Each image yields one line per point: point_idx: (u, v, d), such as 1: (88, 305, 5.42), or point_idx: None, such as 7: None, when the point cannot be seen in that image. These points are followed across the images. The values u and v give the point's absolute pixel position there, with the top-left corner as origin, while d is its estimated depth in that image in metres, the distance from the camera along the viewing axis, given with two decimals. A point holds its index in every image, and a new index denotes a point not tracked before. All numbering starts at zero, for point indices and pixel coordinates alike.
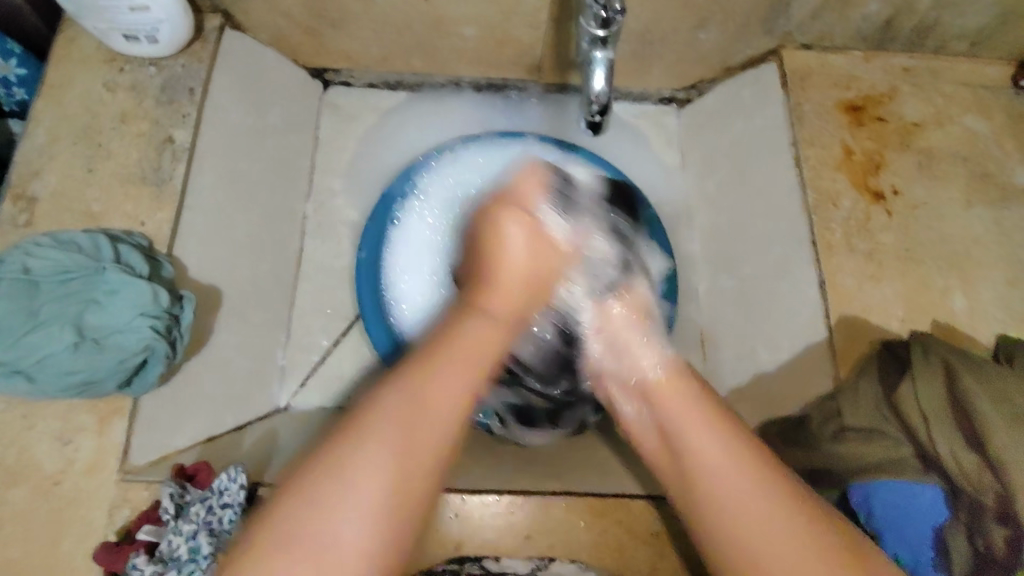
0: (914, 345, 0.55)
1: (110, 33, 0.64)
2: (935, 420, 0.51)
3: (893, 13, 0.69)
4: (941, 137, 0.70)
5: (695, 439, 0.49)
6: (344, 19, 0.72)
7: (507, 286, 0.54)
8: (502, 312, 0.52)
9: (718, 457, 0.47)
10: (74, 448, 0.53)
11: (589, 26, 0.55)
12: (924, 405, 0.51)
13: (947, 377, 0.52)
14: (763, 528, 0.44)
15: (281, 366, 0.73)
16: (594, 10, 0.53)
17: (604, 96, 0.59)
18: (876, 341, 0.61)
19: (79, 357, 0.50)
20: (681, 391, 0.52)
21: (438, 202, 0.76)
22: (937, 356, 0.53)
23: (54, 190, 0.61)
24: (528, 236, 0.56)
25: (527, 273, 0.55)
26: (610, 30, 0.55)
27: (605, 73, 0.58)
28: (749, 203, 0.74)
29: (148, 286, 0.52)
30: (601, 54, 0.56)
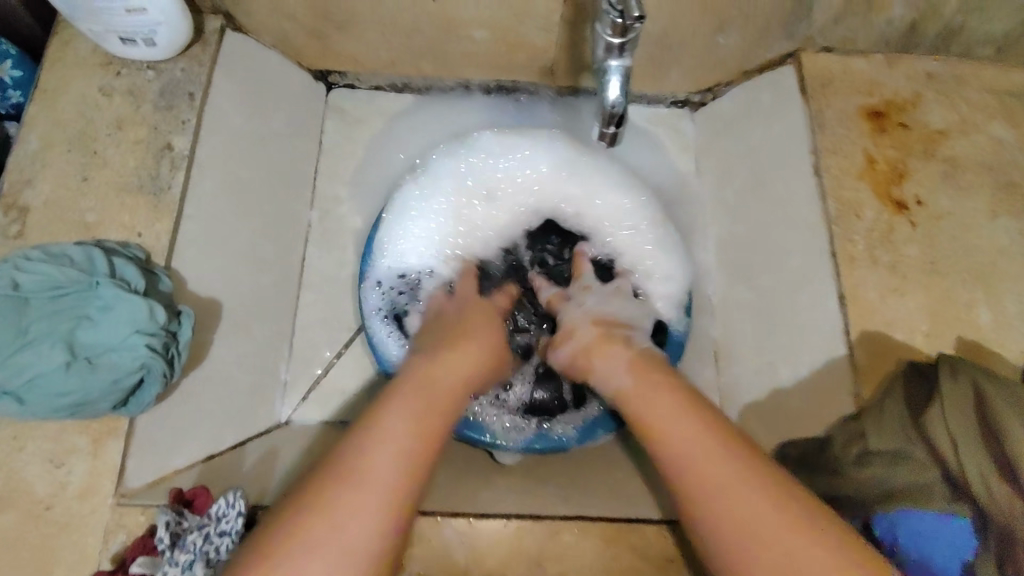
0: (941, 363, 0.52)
1: (106, 35, 0.61)
2: (963, 441, 0.49)
3: (918, 17, 0.67)
4: (966, 145, 0.68)
5: (655, 418, 0.51)
6: (350, 22, 0.69)
7: (471, 351, 0.61)
8: (465, 371, 0.59)
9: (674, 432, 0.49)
10: (66, 471, 0.51)
11: (605, 33, 0.52)
12: (952, 427, 0.49)
13: (977, 399, 0.50)
14: (716, 484, 0.45)
15: (283, 382, 0.70)
16: (610, 16, 0.50)
17: (620, 106, 0.56)
18: (901, 360, 0.59)
19: (71, 378, 0.47)
20: (633, 393, 0.55)
21: (452, 189, 0.75)
22: (965, 377, 0.51)
23: (48, 199, 0.59)
24: (479, 310, 0.67)
25: (485, 345, 0.62)
26: (627, 37, 0.52)
27: (621, 82, 0.55)
28: (766, 213, 0.71)
29: (144, 302, 0.50)
30: (617, 63, 0.54)
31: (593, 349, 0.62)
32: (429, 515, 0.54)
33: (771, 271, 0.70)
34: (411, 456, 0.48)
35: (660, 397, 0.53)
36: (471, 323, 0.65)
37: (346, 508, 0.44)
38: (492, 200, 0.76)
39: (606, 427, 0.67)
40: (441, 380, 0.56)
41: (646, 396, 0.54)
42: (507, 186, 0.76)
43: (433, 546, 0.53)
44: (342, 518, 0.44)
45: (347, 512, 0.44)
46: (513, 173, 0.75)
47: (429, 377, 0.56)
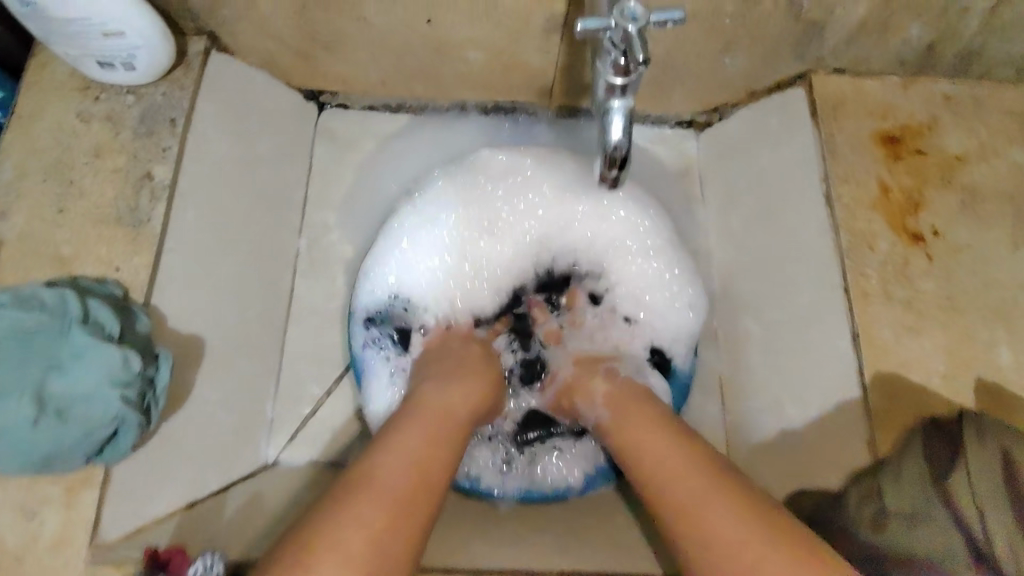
0: (967, 424, 0.50)
1: (83, 59, 0.58)
2: (989, 507, 0.46)
3: (936, 38, 0.63)
4: (986, 173, 0.65)
5: (644, 446, 0.55)
6: (340, 43, 0.67)
7: (482, 380, 0.62)
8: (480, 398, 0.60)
9: (662, 454, 0.53)
10: (38, 522, 0.48)
11: (606, 72, 0.48)
12: (977, 491, 0.47)
13: (1007, 467, 0.47)
14: (696, 511, 0.47)
15: (269, 420, 0.67)
16: (611, 56, 0.47)
17: (623, 147, 0.52)
18: (922, 418, 0.55)
19: (40, 433, 0.45)
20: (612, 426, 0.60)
21: (455, 216, 0.72)
22: (994, 442, 0.48)
23: (22, 231, 0.56)
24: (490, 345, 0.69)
25: (486, 368, 0.65)
26: (629, 78, 0.48)
27: (624, 121, 0.51)
28: (774, 243, 0.68)
29: (118, 352, 0.47)
30: (620, 102, 0.50)
31: (575, 386, 0.67)
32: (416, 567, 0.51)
33: (779, 305, 0.67)
34: (423, 460, 0.50)
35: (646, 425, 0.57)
36: (471, 348, 0.67)
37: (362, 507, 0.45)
38: (495, 228, 0.73)
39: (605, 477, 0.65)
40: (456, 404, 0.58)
41: (629, 417, 0.59)
42: (512, 216, 0.72)
43: None
44: (357, 515, 0.44)
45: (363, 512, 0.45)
46: (515, 198, 0.72)
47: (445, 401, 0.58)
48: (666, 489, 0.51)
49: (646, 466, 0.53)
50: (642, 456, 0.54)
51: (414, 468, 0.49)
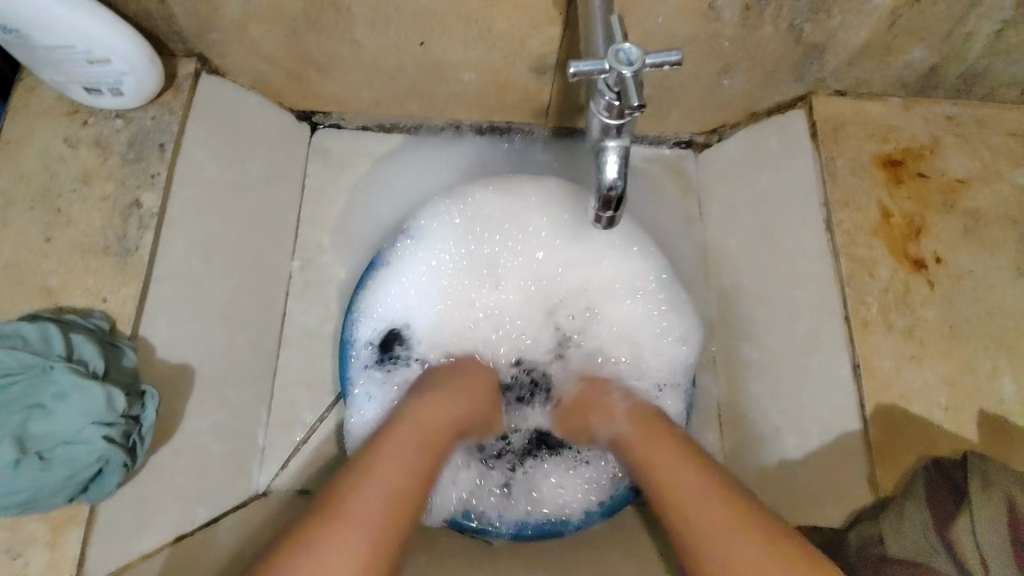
0: (973, 468, 0.48)
1: (70, 85, 0.57)
2: (996, 562, 0.44)
3: (939, 60, 0.62)
4: (989, 196, 0.64)
5: (660, 471, 0.53)
6: (332, 63, 0.66)
7: (461, 397, 0.60)
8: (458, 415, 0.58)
9: (680, 480, 0.51)
10: (23, 563, 0.47)
11: (599, 112, 0.48)
12: (983, 542, 0.45)
13: (1012, 517, 0.45)
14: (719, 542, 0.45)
15: (261, 447, 0.66)
16: (606, 98, 0.46)
17: (619, 184, 0.49)
18: (925, 457, 0.54)
19: (21, 476, 0.44)
20: (637, 442, 0.57)
21: (450, 243, 0.70)
22: (999, 489, 0.46)
23: (7, 261, 0.55)
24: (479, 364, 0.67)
25: (479, 388, 0.62)
26: (623, 120, 0.47)
27: (619, 162, 0.49)
28: (773, 267, 0.67)
29: (102, 391, 0.46)
30: (615, 144, 0.48)
31: (586, 402, 0.65)
32: None
33: (778, 330, 0.66)
34: (398, 488, 0.48)
35: (660, 443, 0.55)
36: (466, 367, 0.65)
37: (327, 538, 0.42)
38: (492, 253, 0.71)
39: (600, 513, 0.64)
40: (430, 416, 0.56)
41: (643, 440, 0.57)
42: (511, 259, 0.71)
43: None
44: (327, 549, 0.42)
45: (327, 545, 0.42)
46: (512, 227, 0.71)
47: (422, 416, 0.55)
48: (687, 518, 0.48)
49: (666, 489, 0.51)
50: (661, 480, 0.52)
51: (390, 500, 0.47)
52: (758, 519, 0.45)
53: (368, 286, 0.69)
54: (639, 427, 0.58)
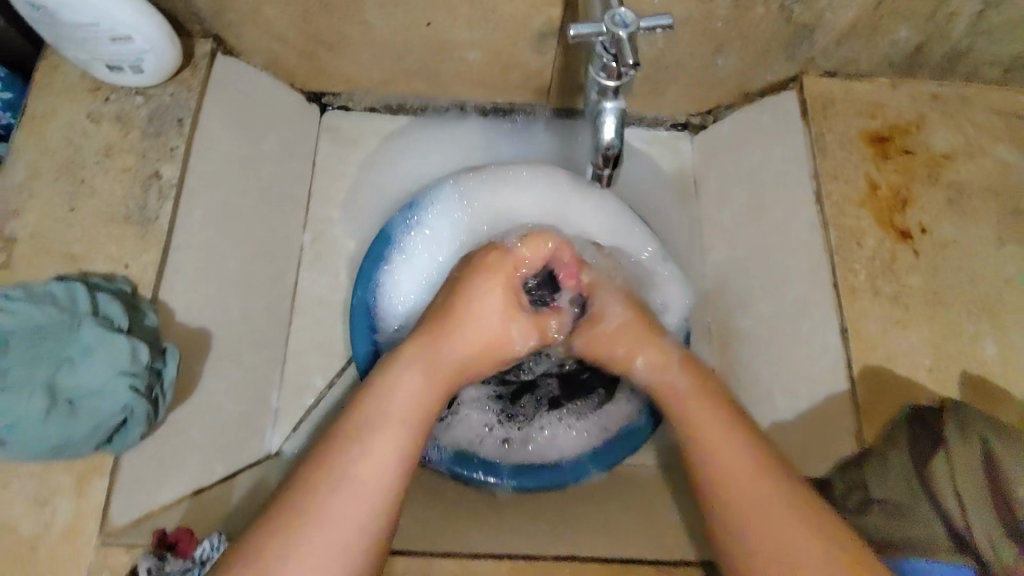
0: (948, 415, 0.51)
1: (93, 63, 0.60)
2: (971, 502, 0.47)
3: (923, 40, 0.65)
4: (972, 170, 0.66)
5: (706, 438, 0.52)
6: (342, 44, 0.68)
7: (445, 346, 0.56)
8: (440, 365, 0.54)
9: (728, 450, 0.51)
10: (51, 510, 0.50)
11: (597, 75, 0.50)
12: (959, 485, 0.48)
13: (985, 458, 0.48)
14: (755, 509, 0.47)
15: (274, 410, 0.69)
16: (603, 60, 0.49)
17: (616, 146, 0.53)
18: (906, 404, 0.57)
19: (51, 423, 0.46)
20: (693, 404, 0.55)
21: (453, 216, 0.73)
22: (975, 435, 0.49)
23: (34, 230, 0.58)
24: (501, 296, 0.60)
25: (472, 319, 0.58)
26: (621, 81, 0.50)
27: (616, 123, 0.52)
28: (764, 238, 0.70)
29: (127, 344, 0.48)
30: (611, 104, 0.51)
31: (615, 333, 0.63)
32: (428, 558, 0.52)
33: (770, 298, 0.68)
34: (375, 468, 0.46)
35: (701, 407, 0.54)
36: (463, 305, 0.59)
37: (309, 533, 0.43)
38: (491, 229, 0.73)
39: (600, 464, 0.66)
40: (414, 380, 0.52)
41: (691, 406, 0.55)
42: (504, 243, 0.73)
43: None
44: (311, 545, 0.42)
45: (316, 541, 0.42)
46: (512, 202, 0.73)
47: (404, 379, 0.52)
48: (728, 485, 0.49)
49: (718, 459, 0.50)
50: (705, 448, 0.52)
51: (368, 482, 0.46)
52: (817, 516, 0.46)
53: (387, 265, 0.71)
54: (698, 393, 0.56)
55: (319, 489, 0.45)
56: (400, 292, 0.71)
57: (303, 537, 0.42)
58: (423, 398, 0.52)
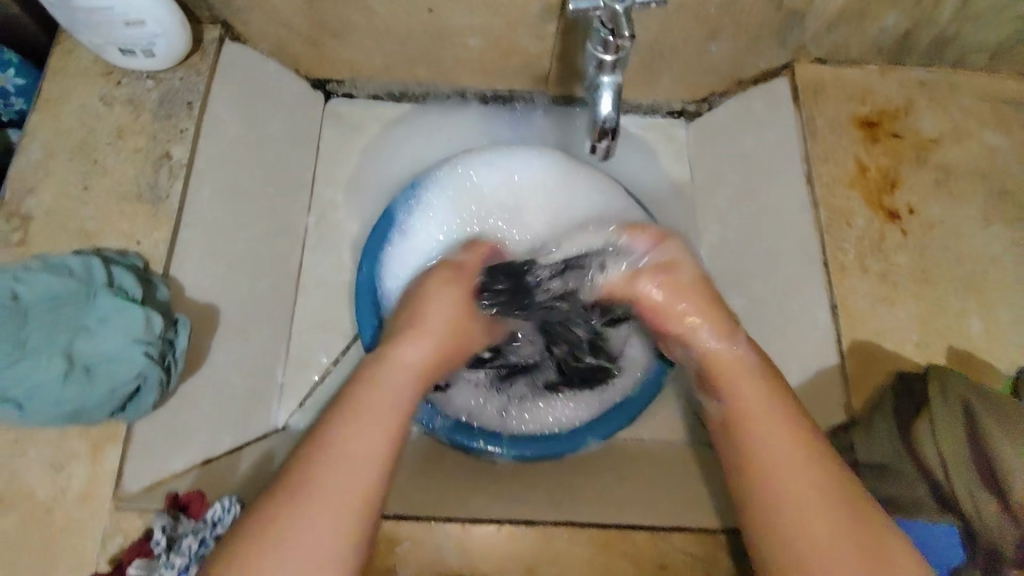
0: (931, 379, 0.53)
1: (106, 47, 0.62)
2: (952, 459, 0.49)
3: (910, 26, 0.67)
4: (959, 153, 0.68)
5: (750, 417, 0.49)
6: (347, 30, 0.70)
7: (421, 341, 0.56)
8: (419, 359, 0.55)
9: (769, 430, 0.48)
10: (67, 475, 0.51)
11: (596, 50, 0.53)
12: (941, 443, 0.50)
13: (966, 417, 0.50)
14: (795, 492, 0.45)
15: (280, 384, 0.71)
16: (602, 34, 0.52)
17: (612, 119, 0.56)
18: (892, 373, 0.59)
19: (69, 387, 0.48)
20: (749, 379, 0.51)
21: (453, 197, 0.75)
22: (955, 395, 0.51)
23: (50, 208, 0.59)
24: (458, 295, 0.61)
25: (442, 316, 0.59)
26: (618, 55, 0.53)
27: (613, 97, 0.55)
28: (757, 220, 0.72)
29: (141, 312, 0.51)
30: (609, 78, 0.54)
31: (671, 302, 0.58)
32: (425, 521, 0.55)
33: (762, 278, 0.70)
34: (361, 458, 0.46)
35: (746, 383, 0.51)
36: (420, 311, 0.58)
37: (303, 519, 0.43)
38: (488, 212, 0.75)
39: (598, 434, 0.69)
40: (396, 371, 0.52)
41: (732, 383, 0.52)
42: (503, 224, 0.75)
43: (426, 550, 0.54)
44: (305, 530, 0.42)
45: (309, 527, 0.42)
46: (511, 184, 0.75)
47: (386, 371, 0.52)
48: (766, 466, 0.47)
49: (756, 439, 0.48)
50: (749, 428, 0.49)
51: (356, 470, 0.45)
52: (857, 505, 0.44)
53: (388, 245, 0.73)
54: (747, 374, 0.52)
55: (312, 477, 0.44)
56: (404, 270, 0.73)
57: (297, 522, 0.42)
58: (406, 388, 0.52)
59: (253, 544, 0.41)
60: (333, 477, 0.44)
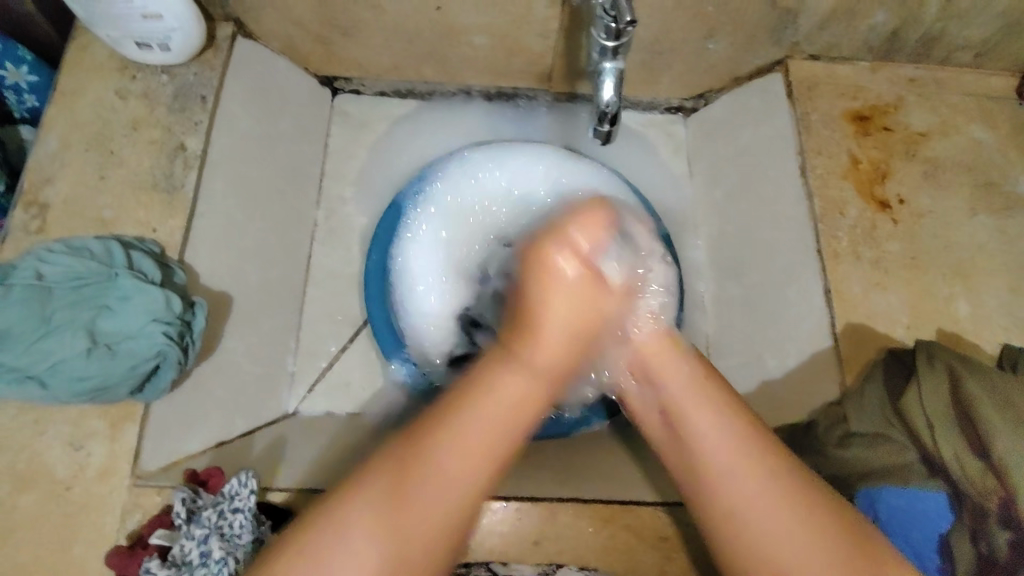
0: (920, 351, 0.56)
1: (123, 41, 0.64)
2: (938, 423, 0.52)
3: (898, 24, 0.69)
4: (946, 147, 0.71)
5: (691, 432, 0.50)
6: (356, 28, 0.73)
7: (550, 345, 0.49)
8: (531, 381, 0.48)
9: (713, 442, 0.48)
10: (86, 453, 0.53)
11: (600, 37, 0.57)
12: (929, 410, 0.53)
13: (953, 383, 0.53)
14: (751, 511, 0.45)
15: (290, 373, 0.73)
16: (605, 21, 0.56)
17: (614, 105, 0.60)
18: (883, 348, 0.62)
19: (92, 363, 0.50)
20: (674, 367, 0.53)
21: (457, 189, 0.77)
22: (941, 363, 0.54)
23: (67, 196, 0.61)
24: (577, 271, 0.50)
25: (575, 322, 0.50)
26: (620, 41, 0.57)
27: (614, 83, 0.59)
28: (754, 212, 0.75)
29: (161, 293, 0.53)
30: (610, 65, 0.58)
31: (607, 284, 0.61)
32: None
33: (759, 267, 0.73)
34: (459, 466, 0.44)
35: (684, 380, 0.52)
36: (539, 293, 0.50)
37: (356, 525, 0.42)
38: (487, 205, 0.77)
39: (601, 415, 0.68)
40: (519, 381, 0.47)
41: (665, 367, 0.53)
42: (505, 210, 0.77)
43: None
44: (363, 528, 0.42)
45: (360, 530, 0.42)
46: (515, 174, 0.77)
47: (509, 377, 0.47)
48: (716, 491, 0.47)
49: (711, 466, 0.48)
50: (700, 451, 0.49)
51: (460, 478, 0.44)
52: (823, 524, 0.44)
53: (399, 235, 0.75)
54: (666, 361, 0.53)
55: (389, 459, 0.44)
56: (412, 258, 0.75)
57: (350, 514, 0.42)
58: (526, 398, 0.47)
59: (310, 541, 0.41)
60: (412, 496, 0.43)
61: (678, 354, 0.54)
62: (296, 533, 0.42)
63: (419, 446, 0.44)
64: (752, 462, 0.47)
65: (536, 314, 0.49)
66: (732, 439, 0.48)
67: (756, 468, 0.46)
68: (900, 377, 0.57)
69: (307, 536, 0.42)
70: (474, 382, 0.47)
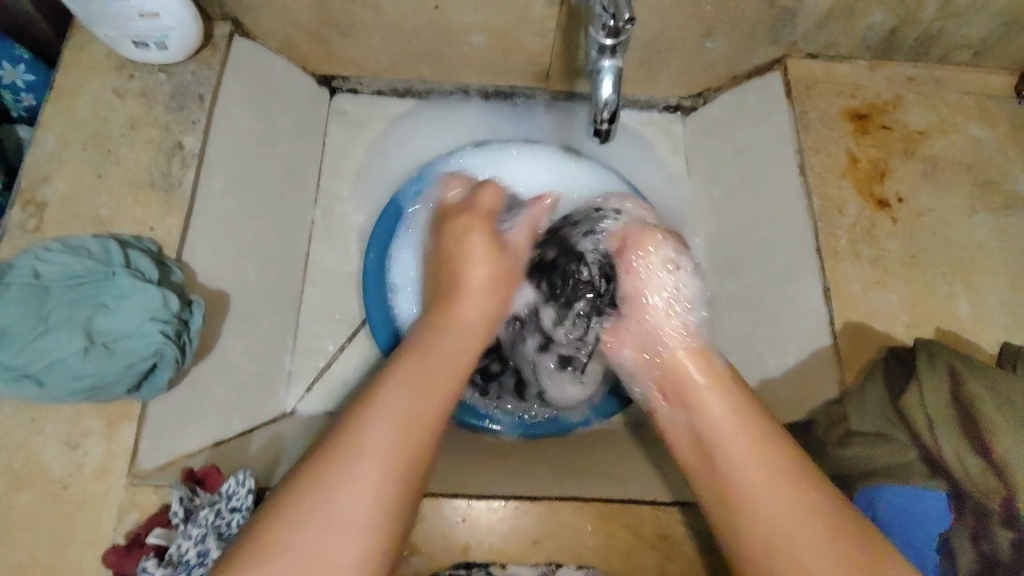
0: (920, 350, 0.56)
1: (121, 40, 0.64)
2: (939, 421, 0.52)
3: (896, 23, 0.69)
4: (945, 145, 0.71)
5: (728, 460, 0.50)
6: (354, 27, 0.72)
7: (473, 304, 0.58)
8: (456, 337, 0.55)
9: (750, 470, 0.48)
10: (82, 453, 0.52)
11: (597, 35, 0.57)
12: (929, 408, 0.53)
13: (954, 381, 0.53)
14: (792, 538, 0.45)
15: (288, 371, 0.73)
16: (603, 19, 0.56)
17: (612, 102, 0.60)
18: (883, 346, 0.62)
19: (89, 361, 0.50)
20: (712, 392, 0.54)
21: None
22: (942, 361, 0.54)
23: (65, 195, 0.61)
24: (486, 242, 0.62)
25: (492, 288, 0.60)
26: (619, 39, 0.57)
27: (613, 81, 0.59)
28: (753, 211, 0.74)
29: (158, 291, 0.53)
30: (610, 63, 0.58)
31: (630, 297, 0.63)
32: (431, 496, 0.56)
33: (758, 265, 0.72)
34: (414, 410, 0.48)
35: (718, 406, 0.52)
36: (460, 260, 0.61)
37: (341, 489, 0.43)
38: None
39: (600, 414, 0.72)
40: (450, 340, 0.54)
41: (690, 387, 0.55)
42: None
43: (433, 526, 0.55)
44: (346, 486, 0.43)
45: (345, 491, 0.43)
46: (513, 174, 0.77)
47: (441, 338, 0.54)
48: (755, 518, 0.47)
49: (750, 495, 0.48)
50: (734, 478, 0.49)
51: (417, 421, 0.47)
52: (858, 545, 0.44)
53: (397, 235, 0.75)
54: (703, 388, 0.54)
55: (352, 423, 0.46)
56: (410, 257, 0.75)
57: (330, 479, 0.43)
58: (456, 352, 0.54)
59: (294, 513, 0.41)
60: (375, 442, 0.45)
61: (715, 375, 0.55)
62: (278, 502, 0.43)
63: (369, 402, 0.47)
64: (790, 488, 0.47)
65: (463, 285, 0.59)
66: (750, 441, 0.50)
67: (794, 493, 0.46)
68: (902, 375, 0.56)
69: (295, 502, 0.42)
70: (410, 346, 0.53)
